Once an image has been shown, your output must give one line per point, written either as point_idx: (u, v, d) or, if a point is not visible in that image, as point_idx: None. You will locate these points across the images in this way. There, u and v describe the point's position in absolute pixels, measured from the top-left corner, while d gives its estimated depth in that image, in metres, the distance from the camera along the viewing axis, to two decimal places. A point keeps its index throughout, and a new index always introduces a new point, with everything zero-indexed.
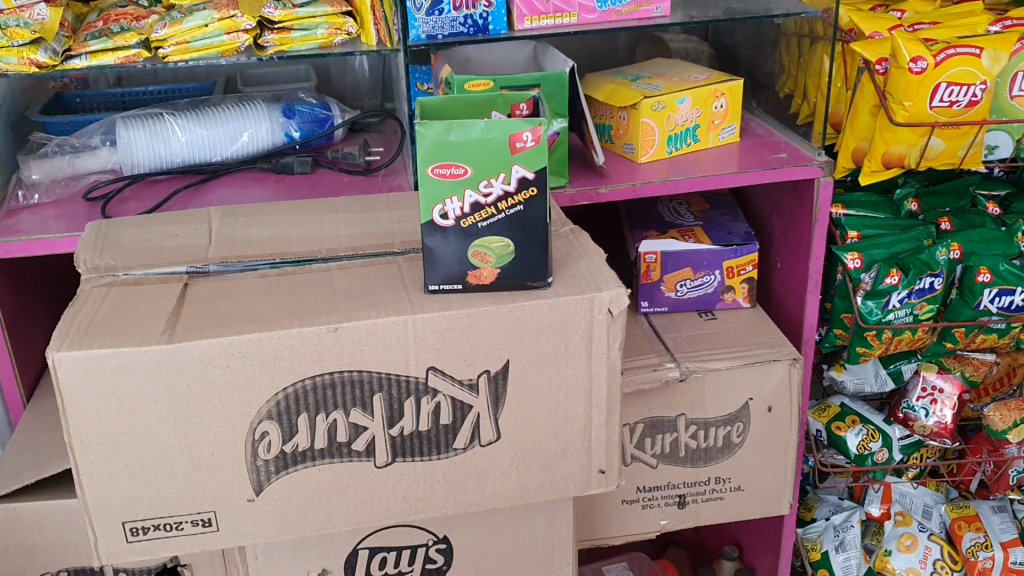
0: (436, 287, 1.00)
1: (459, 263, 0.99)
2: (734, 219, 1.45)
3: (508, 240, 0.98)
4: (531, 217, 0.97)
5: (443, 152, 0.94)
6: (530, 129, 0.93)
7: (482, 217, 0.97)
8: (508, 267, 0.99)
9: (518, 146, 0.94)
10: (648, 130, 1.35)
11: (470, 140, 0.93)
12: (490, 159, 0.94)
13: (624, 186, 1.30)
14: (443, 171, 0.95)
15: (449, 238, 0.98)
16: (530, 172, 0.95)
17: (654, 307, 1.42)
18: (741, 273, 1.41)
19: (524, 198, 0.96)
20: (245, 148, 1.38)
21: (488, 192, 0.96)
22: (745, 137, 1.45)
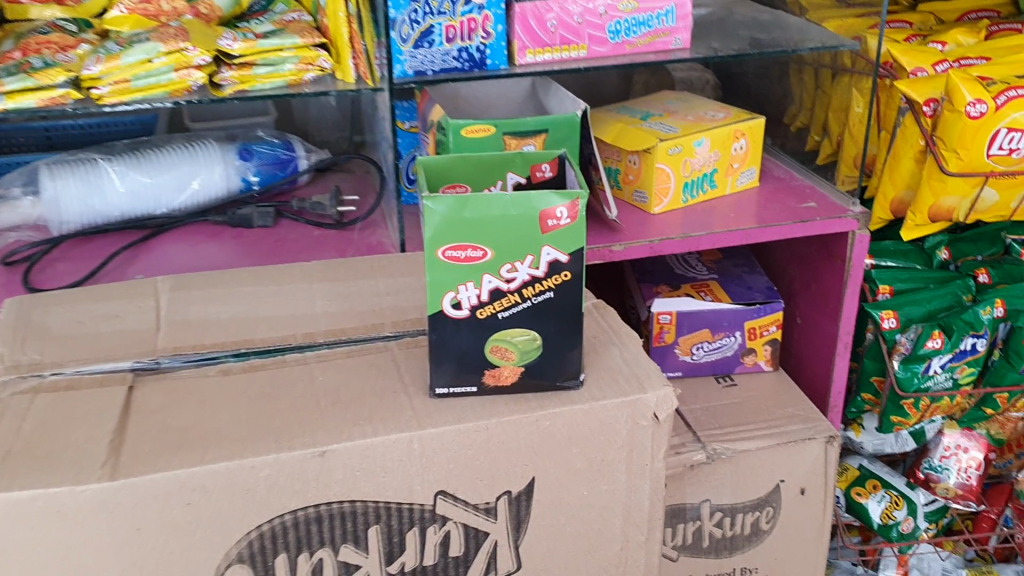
0: (445, 390, 0.82)
1: (473, 361, 0.81)
2: (753, 272, 1.30)
3: (534, 332, 0.80)
4: (563, 306, 0.80)
5: (457, 232, 0.76)
6: (565, 203, 0.75)
7: (503, 306, 0.79)
8: (534, 366, 0.81)
9: (550, 224, 0.76)
10: (662, 175, 1.18)
11: (491, 218, 0.75)
12: (515, 240, 0.76)
13: (641, 244, 1.13)
14: (457, 254, 0.77)
15: (461, 332, 0.80)
16: (564, 254, 0.78)
17: (666, 372, 1.26)
18: (764, 334, 1.25)
19: (555, 284, 0.79)
20: (195, 197, 1.18)
21: (512, 277, 0.78)
22: (763, 180, 1.30)
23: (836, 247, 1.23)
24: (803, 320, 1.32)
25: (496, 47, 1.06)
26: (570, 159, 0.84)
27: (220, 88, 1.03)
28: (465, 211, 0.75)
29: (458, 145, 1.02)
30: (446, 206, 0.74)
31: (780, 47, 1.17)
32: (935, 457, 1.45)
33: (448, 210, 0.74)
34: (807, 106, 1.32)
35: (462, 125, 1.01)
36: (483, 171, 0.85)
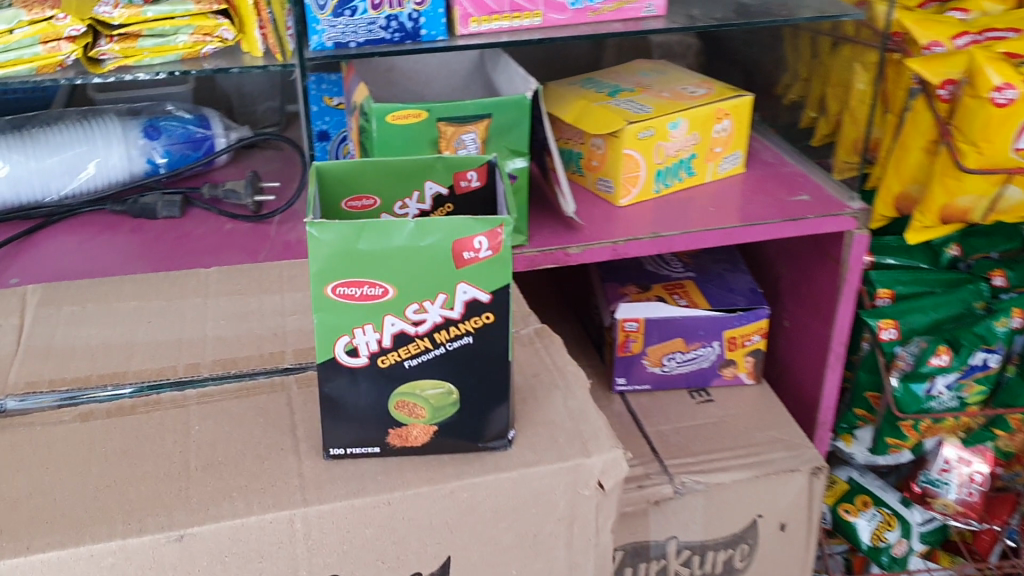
0: (342, 451, 0.67)
1: (374, 418, 0.66)
2: (735, 270, 1.15)
3: (450, 385, 0.65)
4: (484, 352, 0.64)
5: (349, 266, 0.60)
6: (485, 231, 0.60)
7: (410, 353, 0.64)
8: (451, 424, 0.66)
9: (466, 258, 0.60)
10: (631, 162, 1.02)
11: (391, 249, 0.59)
12: (423, 275, 0.61)
13: (603, 245, 0.97)
14: (349, 291, 0.61)
15: (358, 384, 0.64)
16: (484, 292, 0.62)
17: (633, 385, 1.12)
18: (745, 345, 1.10)
19: (474, 327, 0.63)
20: (91, 182, 1.01)
21: (421, 319, 0.62)
22: (750, 166, 1.14)
23: (830, 247, 1.07)
24: (792, 325, 1.17)
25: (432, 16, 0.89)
26: (499, 165, 0.68)
27: (98, 63, 0.87)
28: (358, 242, 0.59)
29: (382, 132, 0.86)
30: (333, 234, 0.59)
31: (772, 17, 1.00)
32: (933, 470, 1.27)
33: (335, 240, 0.59)
34: (802, 77, 1.14)
35: (386, 109, 0.85)
36: (391, 179, 0.69)
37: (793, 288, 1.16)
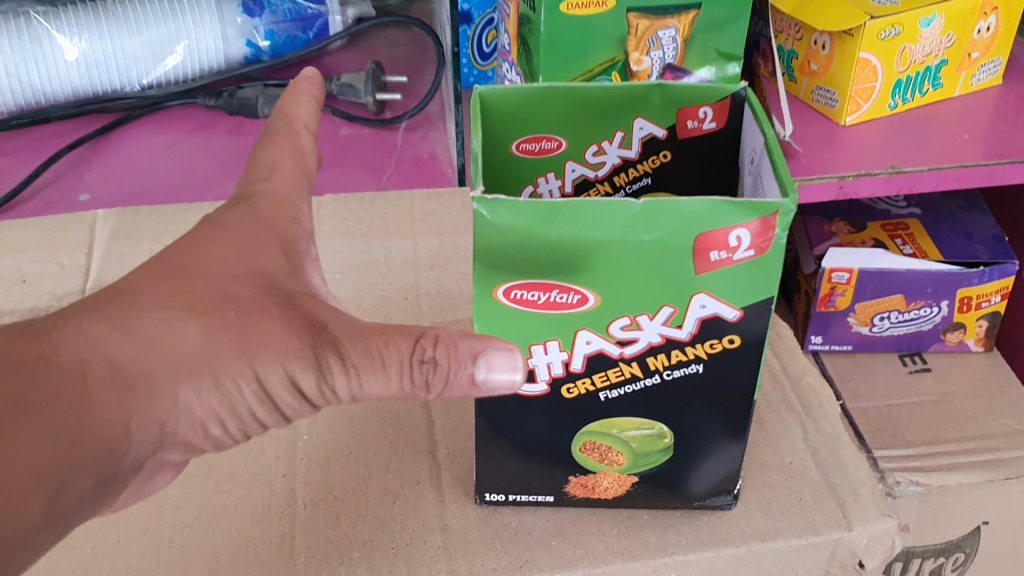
0: (503, 498, 0.49)
1: (548, 461, 0.47)
2: (971, 209, 0.91)
3: (662, 427, 0.46)
4: (718, 386, 0.44)
5: (529, 264, 0.39)
6: (749, 224, 0.38)
7: (609, 381, 0.44)
8: (659, 474, 0.48)
9: (713, 258, 0.39)
10: (867, 70, 0.78)
11: (596, 245, 0.38)
12: (644, 281, 0.40)
13: (827, 182, 0.75)
14: (528, 297, 0.40)
15: (529, 418, 0.45)
16: (733, 308, 0.41)
17: (830, 344, 0.92)
18: (980, 307, 0.88)
19: (709, 353, 0.43)
20: (179, 69, 0.84)
21: (631, 337, 0.42)
22: (1010, 76, 0.88)
23: None
24: None
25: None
26: (750, 99, 0.45)
27: None
28: (548, 232, 0.38)
29: (554, 27, 0.63)
30: (509, 219, 0.38)
31: None
32: None
33: (512, 228, 0.38)
34: None
35: None
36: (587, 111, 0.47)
37: None
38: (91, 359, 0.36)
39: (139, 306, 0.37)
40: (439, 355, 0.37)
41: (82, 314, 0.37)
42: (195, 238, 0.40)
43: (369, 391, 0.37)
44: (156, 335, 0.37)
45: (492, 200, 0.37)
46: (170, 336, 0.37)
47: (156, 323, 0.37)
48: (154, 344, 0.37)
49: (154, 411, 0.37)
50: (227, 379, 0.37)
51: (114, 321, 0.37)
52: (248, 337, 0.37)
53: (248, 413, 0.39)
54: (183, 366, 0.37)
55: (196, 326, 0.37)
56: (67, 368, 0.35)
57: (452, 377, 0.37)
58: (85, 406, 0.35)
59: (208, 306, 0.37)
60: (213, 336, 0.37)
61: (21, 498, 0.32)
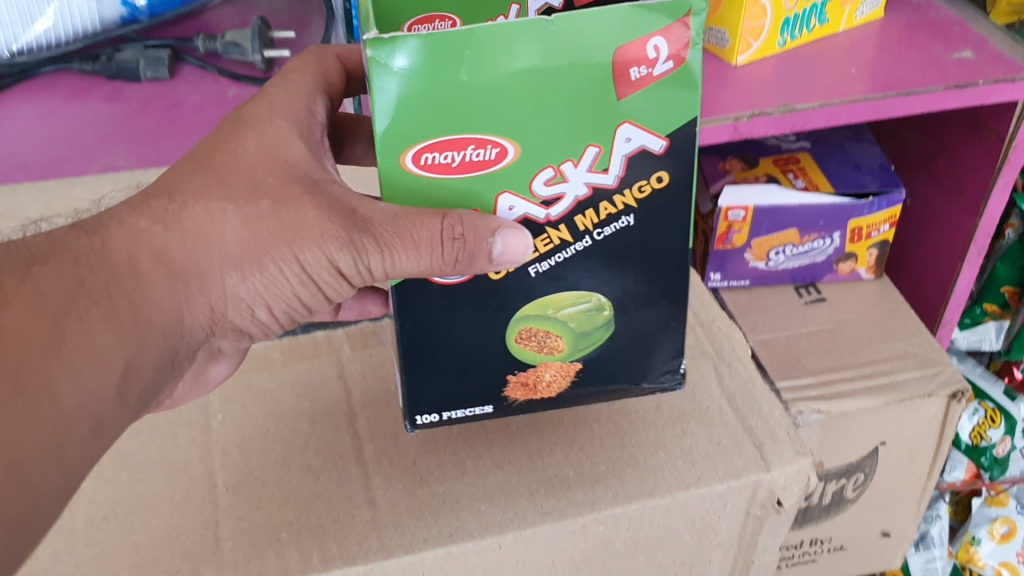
0: (436, 417, 0.52)
1: (476, 362, 0.50)
2: (858, 139, 0.94)
3: (592, 301, 0.50)
4: (648, 229, 0.48)
5: (444, 109, 0.42)
6: (662, 31, 0.43)
7: (541, 250, 0.48)
8: (596, 358, 0.52)
9: (632, 78, 0.44)
10: (756, 10, 0.78)
11: (510, 77, 0.42)
12: (558, 119, 0.44)
13: (723, 124, 0.76)
14: (444, 158, 0.44)
15: (456, 316, 0.49)
16: (659, 139, 0.46)
17: (728, 280, 0.94)
18: (869, 237, 0.90)
19: (637, 199, 0.47)
20: (50, 32, 0.80)
21: (556, 196, 0.46)
22: (892, 9, 0.90)
23: (990, 116, 0.84)
24: (915, 204, 0.97)
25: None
26: None
27: None
28: (459, 71, 0.42)
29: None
30: (420, 57, 0.41)
31: None
32: None
33: (426, 66, 0.41)
34: None
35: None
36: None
37: (926, 161, 0.95)
38: (138, 252, 0.47)
39: (180, 204, 0.48)
40: (468, 235, 0.44)
41: (126, 214, 0.48)
42: (220, 141, 0.51)
43: (400, 267, 0.46)
44: (199, 227, 0.48)
45: (402, 36, 0.40)
46: (214, 228, 0.48)
47: (201, 215, 0.48)
48: (203, 236, 0.48)
49: (202, 291, 0.48)
50: (272, 263, 0.48)
51: (156, 218, 0.48)
52: (294, 225, 0.48)
53: (294, 292, 0.50)
54: (231, 256, 0.48)
55: (237, 216, 0.48)
56: (120, 258, 0.46)
57: (476, 253, 0.44)
58: (146, 295, 0.46)
59: (244, 197, 0.48)
60: (253, 226, 0.48)
61: (104, 377, 0.44)
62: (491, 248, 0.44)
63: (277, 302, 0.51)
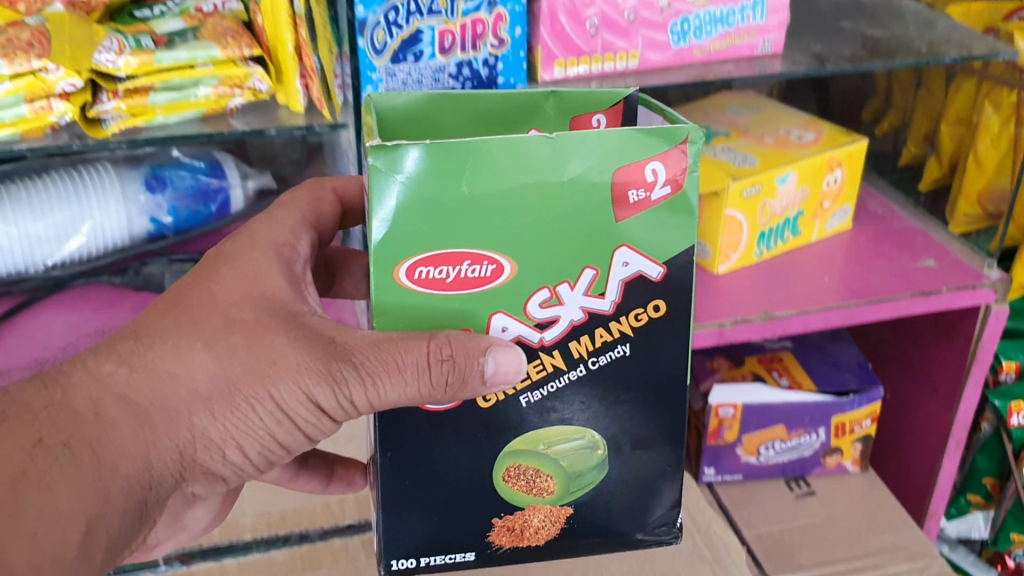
0: (414, 563, 0.52)
1: (462, 497, 0.51)
2: (837, 339, 1.01)
3: (586, 438, 0.51)
4: (646, 361, 0.50)
5: (444, 219, 0.44)
6: (660, 156, 0.45)
7: (534, 378, 0.49)
8: (585, 504, 0.52)
9: (632, 200, 0.46)
10: (732, 226, 0.86)
11: (511, 189, 0.44)
12: (556, 235, 0.45)
13: (709, 330, 0.81)
14: (434, 270, 0.45)
15: (442, 446, 0.49)
16: (656, 265, 0.47)
17: (722, 475, 0.97)
18: (853, 432, 0.95)
19: (634, 327, 0.49)
20: (83, 249, 0.87)
21: (551, 318, 0.47)
22: (859, 220, 0.98)
23: (957, 319, 0.91)
24: (896, 400, 1.02)
25: (519, 13, 0.71)
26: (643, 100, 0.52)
27: (99, 125, 0.75)
28: (460, 182, 0.43)
29: None
30: (422, 165, 0.42)
31: (910, 58, 0.82)
32: None
33: (429, 172, 0.43)
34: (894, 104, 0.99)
35: None
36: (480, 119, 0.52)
37: (901, 358, 1.01)
38: (103, 399, 0.44)
39: (146, 344, 0.46)
40: (458, 357, 0.44)
41: (91, 358, 0.46)
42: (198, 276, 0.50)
43: (384, 397, 0.46)
44: (166, 366, 0.46)
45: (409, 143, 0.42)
46: (181, 366, 0.46)
47: (168, 357, 0.46)
48: (167, 374, 0.46)
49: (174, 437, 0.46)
50: (246, 402, 0.47)
51: (121, 361, 0.46)
52: (267, 359, 0.47)
53: (268, 432, 0.49)
54: (199, 396, 0.46)
55: (208, 357, 0.46)
56: (83, 408, 0.44)
57: (467, 375, 0.44)
58: (110, 442, 0.44)
59: (213, 336, 0.47)
60: (224, 363, 0.46)
61: (65, 537, 0.41)
62: (480, 368, 0.44)
63: (250, 443, 0.49)
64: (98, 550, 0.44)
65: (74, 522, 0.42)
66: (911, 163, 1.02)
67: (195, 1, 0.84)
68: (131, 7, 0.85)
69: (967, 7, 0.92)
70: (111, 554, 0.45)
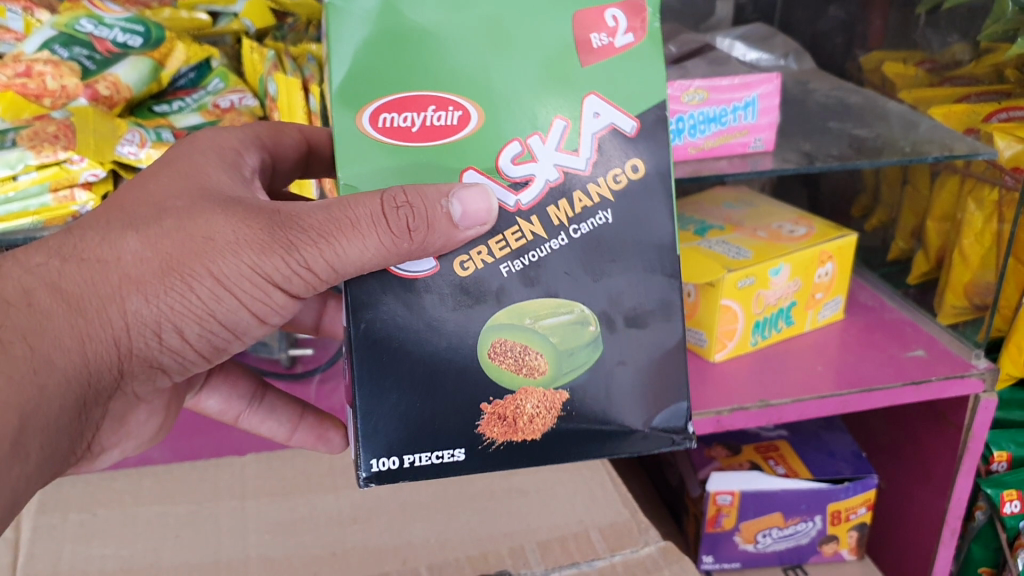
0: (397, 463, 0.50)
1: (443, 372, 0.50)
2: (831, 428, 1.03)
3: (576, 311, 0.50)
4: (636, 227, 0.50)
5: (406, 55, 0.46)
6: (619, 4, 0.48)
7: (513, 248, 0.49)
8: (583, 387, 0.51)
9: (596, 45, 0.48)
10: (728, 316, 0.89)
11: (472, 24, 0.47)
12: (519, 78, 0.48)
13: (705, 416, 0.83)
14: (403, 119, 0.47)
15: (422, 311, 0.49)
16: (630, 119, 0.50)
17: (720, 564, 0.97)
18: (849, 519, 0.96)
19: (613, 190, 0.50)
20: None
21: (526, 178, 0.49)
22: (849, 311, 1.00)
23: (947, 408, 0.93)
24: (891, 487, 1.04)
25: None
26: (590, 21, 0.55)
27: None
28: (411, 19, 0.46)
29: None
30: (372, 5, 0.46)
31: (895, 156, 0.86)
32: None
33: (392, 2, 0.46)
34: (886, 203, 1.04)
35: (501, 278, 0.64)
36: None
37: (895, 446, 1.02)
38: (35, 289, 0.47)
39: (77, 237, 0.48)
40: (412, 199, 0.46)
41: (24, 253, 0.49)
42: (138, 180, 0.52)
43: (348, 253, 0.47)
44: (98, 254, 0.48)
45: None
46: (112, 250, 0.48)
47: (99, 245, 0.48)
48: (98, 262, 0.48)
49: (107, 315, 0.48)
50: (183, 281, 0.48)
51: (52, 253, 0.48)
52: (203, 237, 0.48)
53: (209, 307, 0.50)
54: (132, 279, 0.48)
55: (138, 239, 0.48)
56: (15, 295, 0.46)
57: (426, 214, 0.46)
58: (44, 331, 0.47)
59: (145, 221, 0.48)
60: (154, 245, 0.48)
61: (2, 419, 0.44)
62: (444, 207, 0.46)
63: (190, 326, 0.51)
64: (31, 449, 0.47)
65: (7, 414, 0.44)
66: (898, 257, 1.05)
67: (213, 98, 0.89)
68: (150, 102, 0.90)
69: (949, 109, 0.94)
70: (49, 449, 0.48)
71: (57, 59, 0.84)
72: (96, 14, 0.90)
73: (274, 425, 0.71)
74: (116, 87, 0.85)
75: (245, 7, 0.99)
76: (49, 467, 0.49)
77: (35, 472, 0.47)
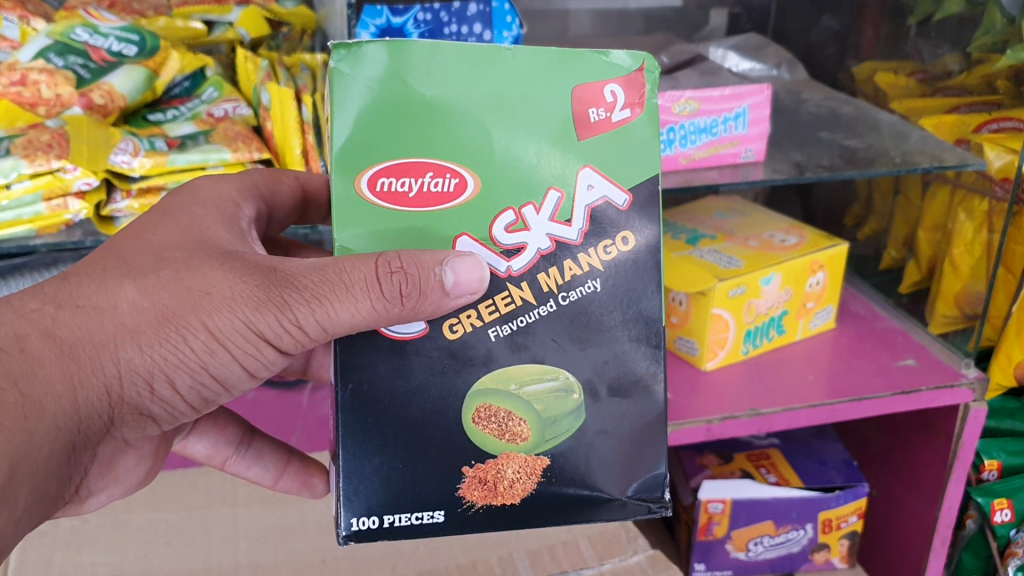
0: (377, 523, 0.50)
1: (428, 433, 0.50)
2: (823, 437, 1.03)
3: (561, 377, 0.50)
4: (625, 298, 0.51)
5: (406, 125, 0.46)
6: (619, 80, 0.49)
7: (502, 313, 0.49)
8: (564, 454, 0.51)
9: (596, 118, 0.49)
10: (720, 324, 0.89)
11: (476, 99, 0.47)
12: (519, 143, 0.48)
13: (695, 425, 0.84)
14: (400, 182, 0.47)
15: (413, 375, 0.49)
16: (622, 192, 0.50)
17: (712, 572, 0.97)
18: (840, 527, 0.96)
19: (603, 260, 0.50)
20: None
21: (518, 245, 0.49)
22: (841, 320, 1.01)
23: (938, 417, 0.94)
24: (882, 496, 1.04)
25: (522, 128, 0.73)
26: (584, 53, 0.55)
27: (111, 221, 0.79)
28: (417, 87, 0.46)
29: None
30: (382, 71, 0.46)
31: (887, 166, 0.87)
32: None
33: (397, 72, 0.46)
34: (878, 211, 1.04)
35: None
36: None
37: (887, 455, 1.03)
38: (28, 335, 0.46)
39: (74, 283, 0.48)
40: (408, 266, 0.46)
41: (19, 298, 0.48)
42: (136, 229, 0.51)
43: (340, 316, 0.47)
44: (94, 302, 0.47)
45: (369, 44, 0.45)
46: (109, 299, 0.47)
47: (96, 293, 0.47)
48: (94, 310, 0.47)
49: (101, 363, 0.47)
50: (177, 333, 0.48)
51: (48, 300, 0.47)
52: (200, 290, 0.48)
53: (201, 362, 0.50)
54: (127, 328, 0.47)
55: (135, 289, 0.47)
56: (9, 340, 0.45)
57: (419, 281, 0.46)
58: (36, 377, 0.46)
59: (143, 271, 0.48)
60: (151, 295, 0.47)
61: None
62: (438, 273, 0.46)
63: (181, 377, 0.50)
64: (20, 494, 0.46)
65: None
66: (892, 266, 1.05)
67: (207, 107, 0.89)
68: (144, 111, 0.90)
69: (939, 120, 0.94)
70: (36, 496, 0.47)
71: (51, 67, 0.85)
72: (91, 23, 0.91)
73: (260, 472, 0.69)
74: (110, 95, 0.85)
75: (240, 16, 0.99)
76: (36, 514, 0.48)
77: (23, 518, 0.46)
